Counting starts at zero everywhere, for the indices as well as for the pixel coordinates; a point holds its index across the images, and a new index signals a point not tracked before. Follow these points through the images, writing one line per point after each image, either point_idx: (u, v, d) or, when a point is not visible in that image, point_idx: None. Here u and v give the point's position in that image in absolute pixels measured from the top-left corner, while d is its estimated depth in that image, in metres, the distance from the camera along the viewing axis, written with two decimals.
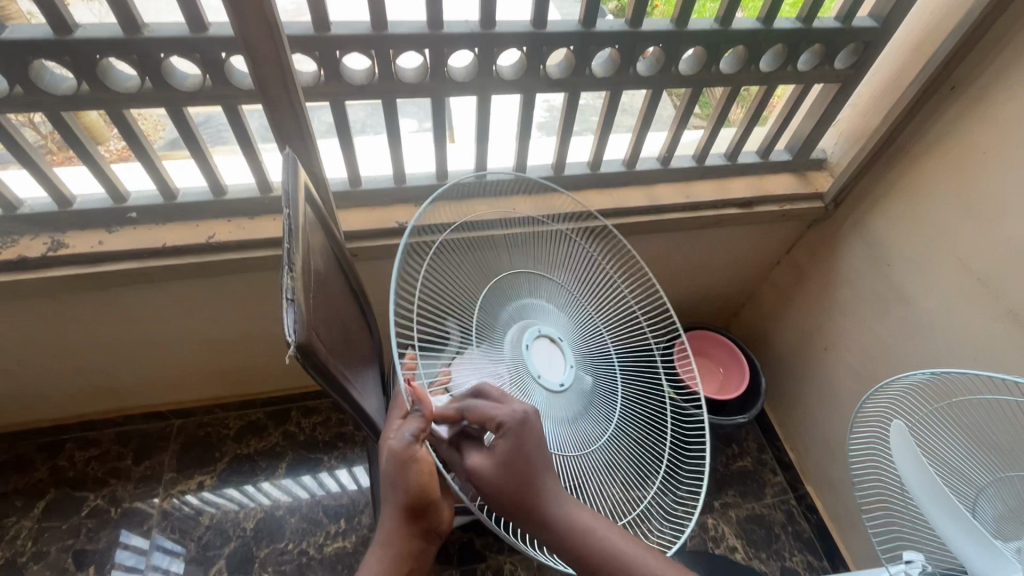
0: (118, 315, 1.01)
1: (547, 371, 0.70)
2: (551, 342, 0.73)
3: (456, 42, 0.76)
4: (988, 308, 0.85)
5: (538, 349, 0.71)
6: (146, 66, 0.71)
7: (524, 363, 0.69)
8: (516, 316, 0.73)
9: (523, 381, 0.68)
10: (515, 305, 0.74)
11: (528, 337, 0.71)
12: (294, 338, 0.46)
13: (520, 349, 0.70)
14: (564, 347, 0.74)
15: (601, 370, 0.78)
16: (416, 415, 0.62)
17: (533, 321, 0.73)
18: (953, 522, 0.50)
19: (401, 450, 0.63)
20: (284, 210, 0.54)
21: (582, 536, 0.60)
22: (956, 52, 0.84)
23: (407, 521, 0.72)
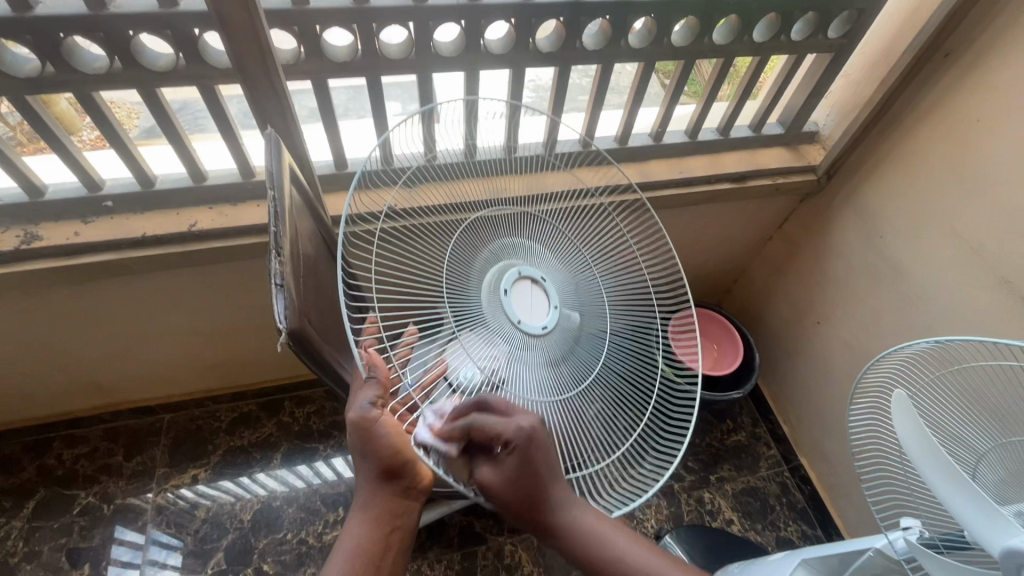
0: (100, 309, 0.98)
1: (525, 314, 0.67)
2: (531, 284, 0.70)
3: (442, 15, 0.73)
4: (980, 276, 0.85)
5: (516, 293, 0.68)
6: (113, 45, 0.67)
7: (501, 308, 0.67)
8: (494, 258, 0.71)
9: (503, 328, 0.66)
10: (493, 246, 0.72)
11: (506, 282, 0.68)
12: (284, 324, 0.44)
13: (498, 296, 0.67)
14: (547, 287, 0.71)
15: (590, 308, 0.76)
16: (373, 383, 0.60)
17: (513, 261, 0.71)
18: (957, 491, 0.50)
19: (361, 420, 0.61)
20: (268, 193, 0.51)
21: (595, 544, 0.61)
22: (951, 17, 0.83)
23: (387, 481, 0.70)
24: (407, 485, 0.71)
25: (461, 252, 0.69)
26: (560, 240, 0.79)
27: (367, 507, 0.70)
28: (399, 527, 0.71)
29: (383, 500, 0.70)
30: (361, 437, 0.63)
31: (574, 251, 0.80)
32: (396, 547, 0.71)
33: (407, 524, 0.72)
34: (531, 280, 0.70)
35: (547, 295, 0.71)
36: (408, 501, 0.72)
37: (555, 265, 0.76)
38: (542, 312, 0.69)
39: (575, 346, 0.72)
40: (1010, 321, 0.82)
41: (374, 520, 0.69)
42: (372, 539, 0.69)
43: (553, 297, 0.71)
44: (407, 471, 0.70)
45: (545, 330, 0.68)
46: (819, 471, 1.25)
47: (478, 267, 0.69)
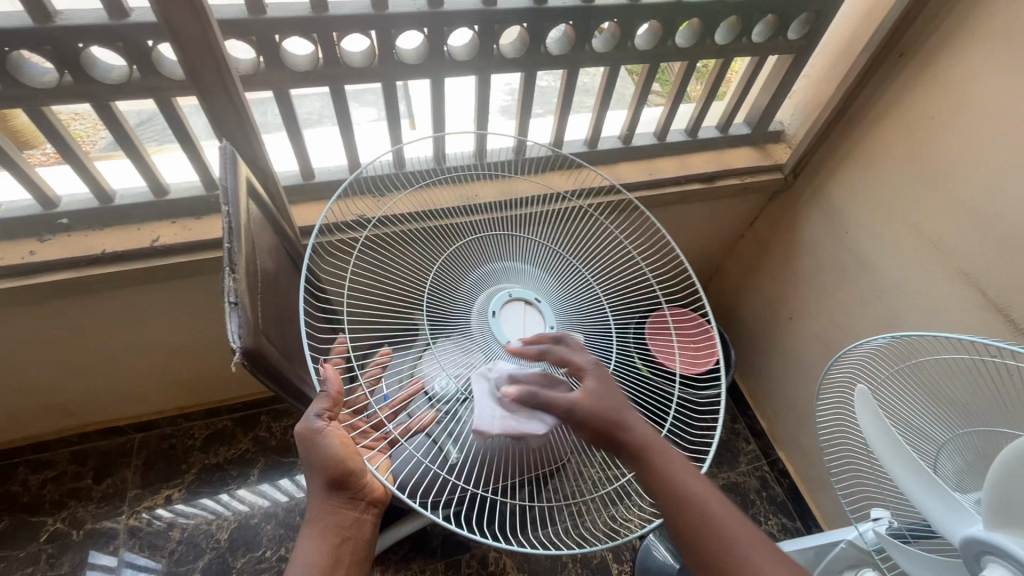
0: (61, 330, 0.94)
1: (517, 335, 0.63)
2: (524, 305, 0.66)
3: (403, 23, 0.73)
4: (940, 269, 0.87)
5: (506, 316, 0.65)
6: (61, 58, 0.65)
7: (488, 330, 0.63)
8: (482, 282, 0.68)
9: (491, 348, 0.62)
10: (479, 272, 0.68)
11: (494, 304, 0.65)
12: (239, 344, 0.43)
13: (485, 318, 0.64)
14: (542, 307, 0.67)
15: (593, 320, 0.70)
16: (323, 395, 0.60)
17: (502, 286, 0.68)
18: (920, 482, 0.52)
19: (309, 433, 0.60)
20: (222, 209, 0.50)
21: (662, 468, 0.56)
22: (902, 19, 0.85)
23: (334, 489, 0.66)
24: (356, 495, 0.69)
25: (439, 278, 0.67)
26: (552, 253, 0.73)
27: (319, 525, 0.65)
28: (348, 537, 0.67)
29: (332, 511, 0.66)
30: (306, 450, 0.61)
31: (571, 261, 0.74)
32: (349, 557, 0.66)
33: (358, 538, 0.68)
34: (524, 302, 0.66)
35: (543, 315, 0.66)
36: (356, 513, 0.69)
37: (550, 281, 0.71)
38: (540, 330, 0.65)
39: None
40: (969, 312, 0.84)
41: (324, 532, 0.65)
42: (324, 553, 0.64)
43: (550, 318, 0.66)
44: (357, 480, 0.67)
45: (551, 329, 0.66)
46: (797, 464, 1.27)
47: (463, 293, 0.66)
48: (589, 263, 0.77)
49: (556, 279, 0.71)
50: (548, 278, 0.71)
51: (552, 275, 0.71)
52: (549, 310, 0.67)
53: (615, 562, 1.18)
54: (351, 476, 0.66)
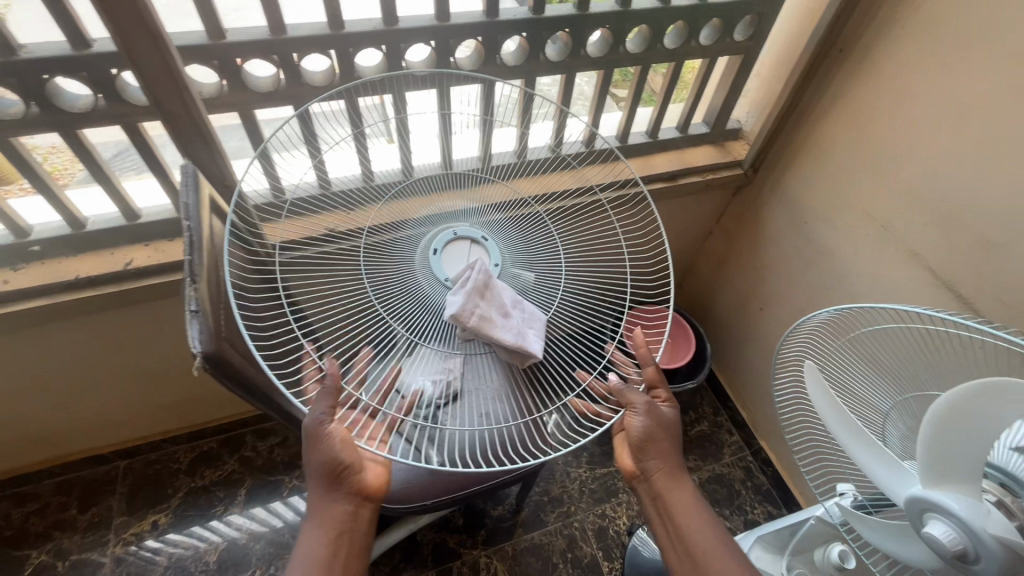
0: (39, 359, 0.95)
1: (454, 273, 0.69)
2: (471, 243, 0.73)
3: (361, 41, 0.76)
4: (890, 251, 0.91)
5: (448, 253, 0.71)
6: (27, 89, 0.67)
7: (429, 266, 0.69)
8: (431, 228, 0.75)
9: (430, 285, 0.68)
10: (422, 232, 0.75)
11: (438, 242, 0.72)
12: (199, 349, 0.45)
13: (428, 255, 0.70)
14: (486, 246, 0.73)
15: (539, 257, 0.76)
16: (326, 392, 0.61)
17: (452, 227, 0.75)
18: (861, 445, 0.55)
19: (314, 430, 0.61)
20: (183, 223, 0.51)
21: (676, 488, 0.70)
22: (839, 15, 0.90)
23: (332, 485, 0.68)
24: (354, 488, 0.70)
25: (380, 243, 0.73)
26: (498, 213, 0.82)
27: (324, 521, 0.67)
28: (343, 531, 0.68)
29: (330, 505, 0.68)
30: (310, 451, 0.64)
31: (522, 208, 0.83)
32: (347, 549, 0.68)
33: (355, 531, 0.70)
34: (471, 239, 0.73)
35: (489, 253, 0.73)
36: (349, 507, 0.70)
37: (497, 230, 0.78)
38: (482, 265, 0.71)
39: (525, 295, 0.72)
40: (920, 291, 0.88)
41: (326, 525, 0.67)
42: (324, 543, 0.66)
43: (493, 255, 0.73)
44: (353, 475, 0.69)
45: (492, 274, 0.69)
46: (778, 451, 1.30)
47: (411, 239, 0.73)
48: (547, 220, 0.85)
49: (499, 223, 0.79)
50: (495, 227, 0.78)
51: (498, 225, 0.79)
52: (493, 247, 0.73)
53: (605, 561, 1.19)
54: (347, 472, 0.68)
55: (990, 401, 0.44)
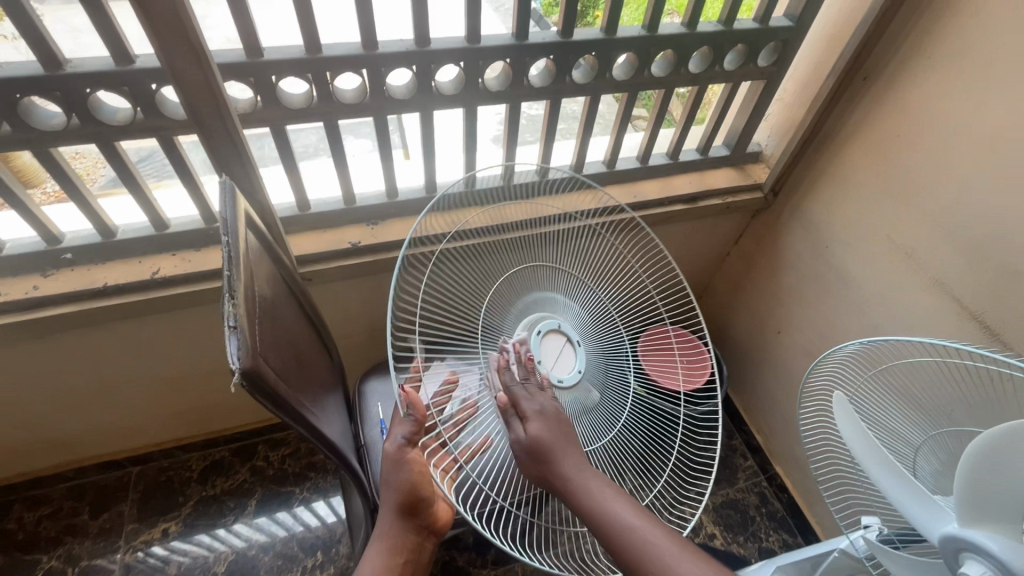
0: (61, 364, 0.96)
1: (546, 359, 0.72)
2: (565, 342, 0.74)
3: (393, 61, 0.77)
4: (914, 280, 0.91)
5: (548, 340, 0.73)
6: (70, 103, 0.69)
7: (527, 348, 0.72)
8: (530, 308, 0.77)
9: (525, 368, 0.71)
10: (528, 301, 0.77)
11: (543, 326, 0.74)
12: (239, 365, 0.46)
13: (529, 334, 0.73)
14: (577, 349, 0.75)
15: (616, 361, 0.79)
16: (408, 420, 0.69)
17: (554, 316, 0.77)
18: (896, 482, 0.54)
19: (392, 452, 0.70)
20: (222, 239, 0.52)
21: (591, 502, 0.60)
22: (865, 43, 0.90)
23: (406, 512, 0.74)
24: (421, 524, 0.77)
25: (496, 305, 0.76)
26: (585, 290, 0.83)
27: (387, 544, 0.73)
28: (410, 559, 0.76)
29: (399, 533, 0.74)
30: (389, 468, 0.71)
31: (602, 300, 0.83)
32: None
33: (417, 558, 0.77)
34: (567, 340, 0.75)
35: (575, 357, 0.74)
36: (418, 539, 0.77)
37: (587, 324, 0.79)
38: (566, 367, 0.73)
39: (586, 413, 0.73)
40: (943, 320, 0.87)
41: (388, 549, 0.73)
42: (385, 567, 0.72)
43: (580, 362, 0.74)
44: (425, 508, 0.76)
45: (560, 384, 0.72)
46: (794, 478, 1.27)
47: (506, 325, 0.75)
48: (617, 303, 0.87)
49: (587, 314, 0.80)
50: (585, 319, 0.79)
51: (586, 314, 0.80)
52: (583, 356, 0.74)
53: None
54: (419, 502, 0.74)
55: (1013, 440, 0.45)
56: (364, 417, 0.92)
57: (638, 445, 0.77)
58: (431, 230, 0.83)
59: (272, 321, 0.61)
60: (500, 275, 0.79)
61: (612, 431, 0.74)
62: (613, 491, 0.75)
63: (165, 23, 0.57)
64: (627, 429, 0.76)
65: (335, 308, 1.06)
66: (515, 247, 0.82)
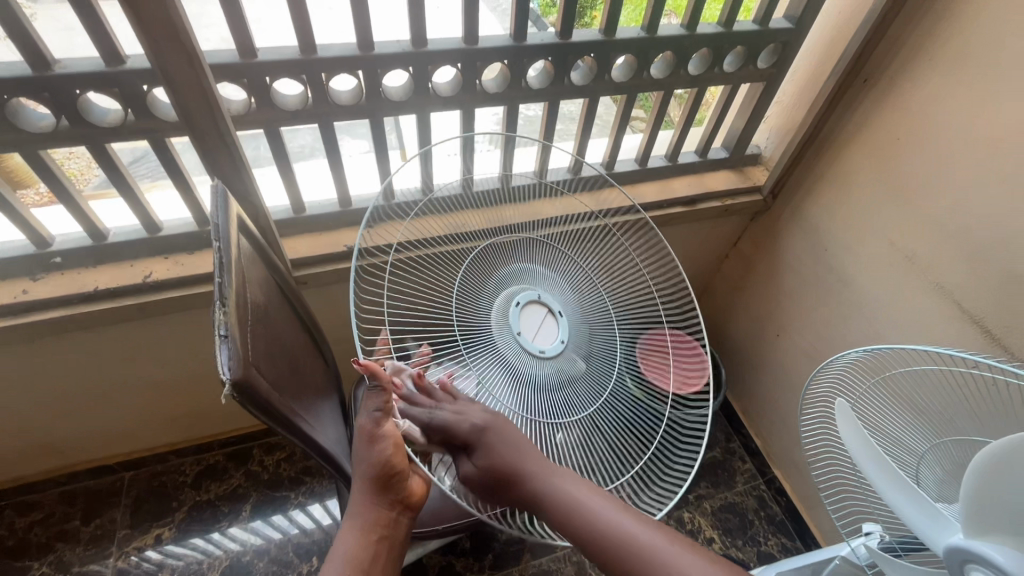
0: (52, 369, 0.95)
1: (526, 330, 0.72)
2: (545, 313, 0.74)
3: (389, 62, 0.76)
4: (914, 284, 0.90)
5: (527, 312, 0.73)
6: (59, 104, 0.67)
7: (506, 319, 0.72)
8: (509, 280, 0.76)
9: (506, 337, 0.70)
10: (504, 274, 0.77)
11: (521, 297, 0.74)
12: (229, 376, 0.44)
13: (508, 307, 0.73)
14: (559, 320, 0.74)
15: (600, 332, 0.78)
16: (376, 393, 0.64)
17: (534, 288, 0.77)
18: (899, 492, 0.53)
19: (363, 429, 0.66)
20: (213, 244, 0.51)
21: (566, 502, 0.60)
22: (865, 44, 0.89)
23: (381, 487, 0.69)
24: (396, 499, 0.71)
25: (471, 280, 0.76)
26: (566, 267, 0.82)
27: (362, 523, 0.69)
28: (385, 537, 0.71)
29: (373, 511, 0.70)
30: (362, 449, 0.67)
31: (586, 279, 0.83)
32: (386, 556, 0.71)
33: (393, 536, 0.72)
34: (547, 310, 0.74)
35: (558, 326, 0.74)
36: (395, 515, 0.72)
37: (569, 299, 0.79)
38: (549, 338, 0.72)
39: (572, 383, 0.71)
40: (944, 324, 0.86)
41: (363, 529, 0.69)
42: (360, 548, 0.69)
43: (563, 331, 0.74)
44: (400, 482, 0.71)
45: (543, 355, 0.71)
46: (794, 482, 1.27)
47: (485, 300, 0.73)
48: (606, 286, 0.85)
49: (568, 292, 0.80)
50: (565, 293, 0.79)
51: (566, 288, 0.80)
52: (565, 326, 0.74)
53: None
54: (393, 478, 0.69)
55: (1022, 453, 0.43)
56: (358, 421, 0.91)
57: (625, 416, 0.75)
58: (392, 220, 0.85)
59: (265, 326, 0.60)
60: (473, 252, 0.79)
61: (598, 401, 0.72)
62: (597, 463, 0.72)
63: (155, 23, 0.56)
64: (613, 401, 0.74)
65: (332, 311, 1.05)
66: (489, 231, 0.83)
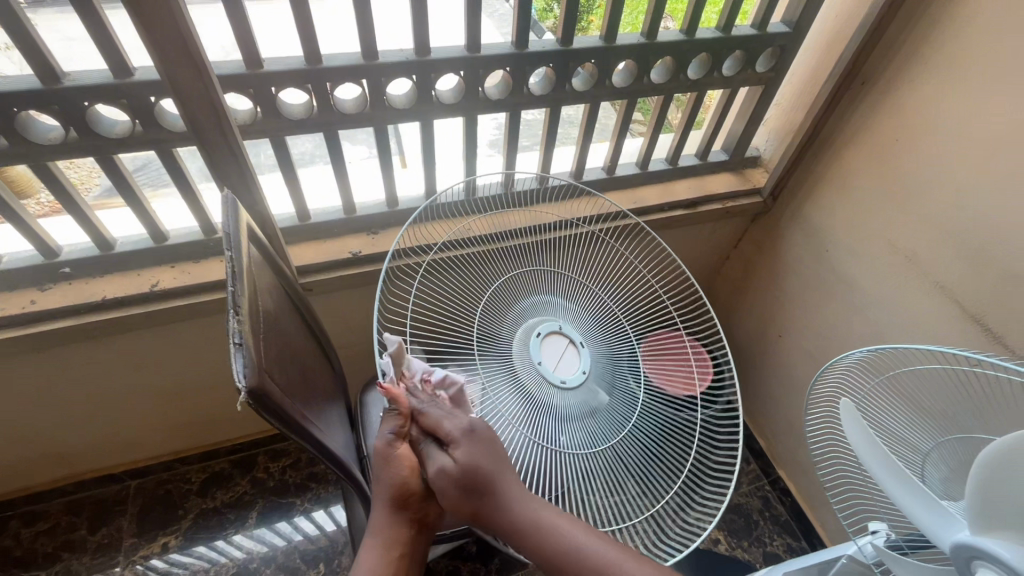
0: (59, 378, 0.95)
1: (546, 359, 0.71)
2: (568, 343, 0.74)
3: (393, 71, 0.77)
4: (915, 282, 0.91)
5: (548, 342, 0.73)
6: (68, 116, 0.68)
7: (527, 348, 0.72)
8: (532, 311, 0.76)
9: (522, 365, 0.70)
10: (527, 302, 0.77)
11: (543, 328, 0.74)
12: (244, 383, 0.45)
13: (530, 336, 0.73)
14: (582, 350, 0.73)
15: (623, 361, 0.77)
16: (393, 413, 0.64)
17: (554, 318, 0.76)
18: (906, 490, 0.54)
19: (383, 448, 0.63)
20: (225, 254, 0.52)
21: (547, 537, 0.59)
22: (863, 46, 0.91)
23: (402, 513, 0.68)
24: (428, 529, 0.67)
25: (495, 306, 0.76)
26: (588, 292, 0.82)
27: None
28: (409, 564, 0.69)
29: (397, 536, 0.69)
30: (380, 470, 0.63)
31: (608, 301, 0.82)
32: None
33: (413, 554, 0.65)
34: (570, 342, 0.74)
35: (580, 359, 0.73)
36: None
37: (591, 326, 0.78)
38: (571, 370, 0.72)
39: (593, 418, 0.71)
40: (945, 323, 0.87)
41: None
42: None
43: (585, 363, 0.73)
44: (428, 511, 0.68)
45: (562, 385, 0.70)
46: (798, 482, 1.27)
47: (507, 325, 0.74)
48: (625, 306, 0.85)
49: (590, 316, 0.79)
50: (586, 320, 0.79)
51: (587, 317, 0.79)
52: (588, 357, 0.73)
53: None
54: (419, 502, 0.67)
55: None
56: (365, 427, 0.91)
57: (648, 443, 0.73)
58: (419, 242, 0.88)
59: (277, 335, 0.61)
60: (497, 277, 0.80)
61: (621, 433, 0.72)
62: (618, 494, 0.70)
63: (165, 35, 0.57)
64: (638, 431, 0.73)
65: (337, 317, 1.06)
66: (511, 257, 0.83)
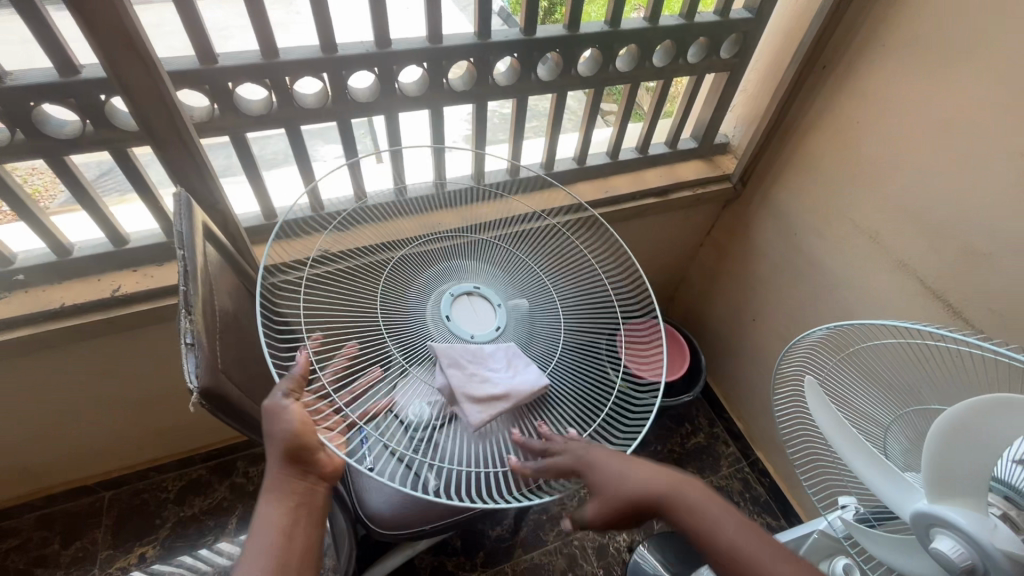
0: (20, 390, 0.92)
1: (474, 325, 0.65)
2: (467, 298, 0.69)
3: (354, 64, 0.76)
4: (879, 260, 0.92)
5: (456, 311, 0.67)
6: (12, 117, 0.66)
7: (444, 328, 0.65)
8: (431, 279, 0.69)
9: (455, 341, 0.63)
10: (427, 272, 0.70)
11: (439, 306, 0.67)
12: (196, 383, 0.45)
13: (439, 320, 0.65)
14: (483, 293, 0.69)
15: (548, 313, 0.72)
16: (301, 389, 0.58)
17: (455, 277, 0.71)
18: (867, 463, 0.55)
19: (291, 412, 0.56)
20: (176, 254, 0.51)
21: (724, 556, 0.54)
22: (823, 31, 0.92)
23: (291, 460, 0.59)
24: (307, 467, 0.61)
25: (386, 288, 0.68)
26: (502, 255, 0.76)
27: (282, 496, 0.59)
28: (302, 508, 0.60)
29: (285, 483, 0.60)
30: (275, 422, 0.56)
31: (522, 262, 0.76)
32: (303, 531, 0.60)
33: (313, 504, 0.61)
34: (473, 293, 0.69)
35: (491, 305, 0.69)
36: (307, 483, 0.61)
37: (498, 277, 0.73)
38: (489, 321, 0.67)
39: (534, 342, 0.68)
40: (908, 300, 0.89)
41: (278, 508, 0.59)
42: (279, 521, 0.58)
43: (495, 299, 0.69)
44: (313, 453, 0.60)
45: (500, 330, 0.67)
46: (776, 463, 1.29)
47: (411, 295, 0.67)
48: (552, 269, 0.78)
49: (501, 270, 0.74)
50: (496, 272, 0.74)
51: (498, 271, 0.74)
52: (491, 293, 0.70)
53: None
54: (306, 449, 0.59)
55: (994, 418, 0.44)
56: None
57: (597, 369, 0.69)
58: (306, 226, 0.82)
59: (237, 335, 0.60)
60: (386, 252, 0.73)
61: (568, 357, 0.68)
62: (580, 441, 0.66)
63: (109, 33, 0.55)
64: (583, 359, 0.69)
65: None
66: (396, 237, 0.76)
